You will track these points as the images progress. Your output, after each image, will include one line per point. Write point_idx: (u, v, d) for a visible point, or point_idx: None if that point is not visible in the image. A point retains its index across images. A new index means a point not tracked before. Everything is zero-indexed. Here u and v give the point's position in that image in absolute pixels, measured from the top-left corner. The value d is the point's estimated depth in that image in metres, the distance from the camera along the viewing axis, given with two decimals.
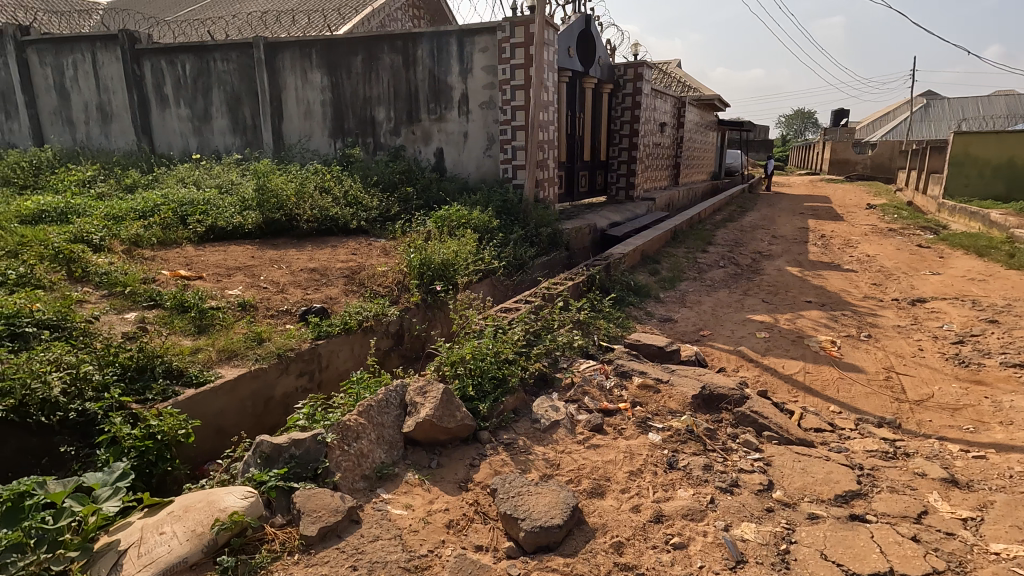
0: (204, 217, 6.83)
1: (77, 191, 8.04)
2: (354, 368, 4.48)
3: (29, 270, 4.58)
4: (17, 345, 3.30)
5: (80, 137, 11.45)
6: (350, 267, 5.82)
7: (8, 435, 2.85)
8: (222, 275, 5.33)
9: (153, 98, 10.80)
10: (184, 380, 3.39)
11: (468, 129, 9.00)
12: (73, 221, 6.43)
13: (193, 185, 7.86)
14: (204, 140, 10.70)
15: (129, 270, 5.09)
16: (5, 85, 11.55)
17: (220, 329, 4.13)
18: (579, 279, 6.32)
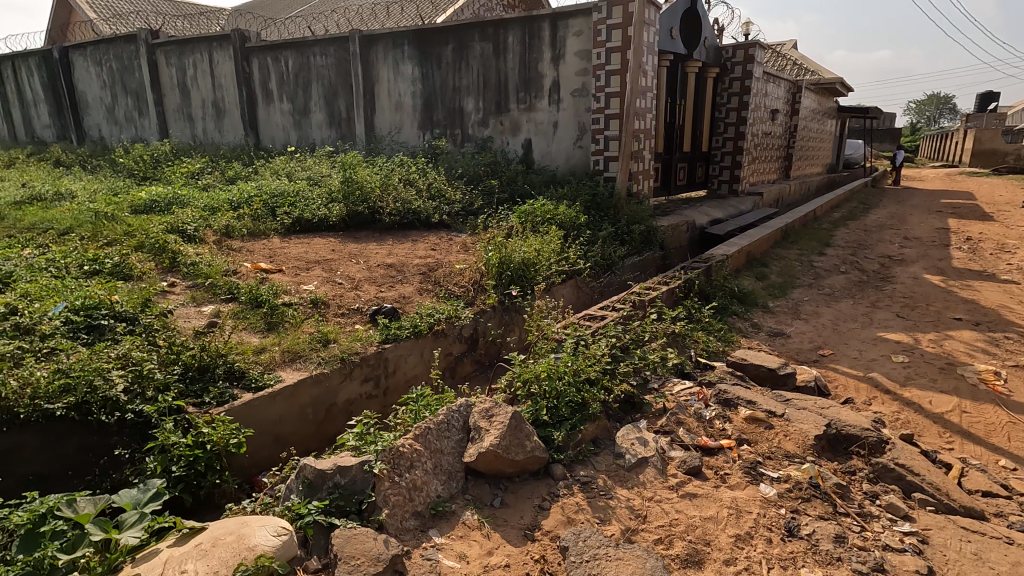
0: (292, 209, 6.90)
1: (186, 183, 8.52)
2: (424, 374, 4.18)
3: (124, 261, 4.74)
4: (92, 337, 3.29)
5: (198, 132, 12.27)
6: (427, 263, 5.56)
7: (69, 431, 2.79)
8: (300, 269, 5.26)
9: (260, 94, 11.30)
10: (244, 383, 3.22)
11: (558, 119, 8.49)
12: (176, 211, 6.74)
13: (287, 177, 8.04)
14: (303, 133, 11.02)
15: (215, 261, 5.15)
16: (138, 85, 12.64)
17: (289, 327, 3.97)
18: (675, 283, 5.65)
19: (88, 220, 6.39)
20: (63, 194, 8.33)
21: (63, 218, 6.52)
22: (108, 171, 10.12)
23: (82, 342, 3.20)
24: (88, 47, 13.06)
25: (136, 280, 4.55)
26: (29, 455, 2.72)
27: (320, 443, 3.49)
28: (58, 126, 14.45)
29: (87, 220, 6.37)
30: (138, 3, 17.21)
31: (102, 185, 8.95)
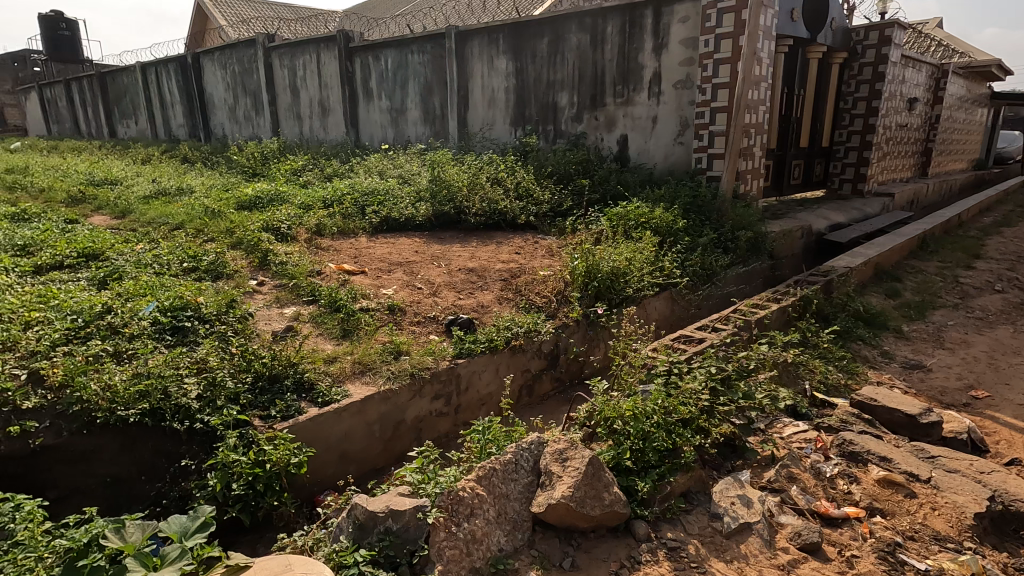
0: (380, 208, 6.92)
1: (288, 180, 8.91)
2: (498, 391, 3.91)
3: (219, 258, 4.91)
4: (176, 339, 3.34)
5: (305, 130, 12.90)
6: (510, 268, 5.28)
7: (143, 436, 2.79)
8: (382, 271, 5.18)
9: (361, 92, 11.63)
10: (311, 396, 3.11)
11: (657, 113, 7.87)
12: (275, 208, 7.01)
13: (379, 176, 8.13)
14: (399, 131, 11.19)
15: (302, 260, 5.21)
16: (256, 86, 13.52)
17: (363, 336, 3.85)
18: (788, 301, 4.95)
19: (198, 216, 6.81)
20: (184, 189, 9.04)
21: (177, 214, 7.00)
22: (225, 167, 10.89)
23: (166, 345, 3.26)
24: (215, 52, 14.17)
25: (224, 279, 4.66)
26: (108, 456, 2.75)
27: (386, 462, 3.33)
28: (189, 125, 15.88)
29: (197, 216, 6.78)
30: (260, 10, 18.49)
31: (217, 181, 9.61)
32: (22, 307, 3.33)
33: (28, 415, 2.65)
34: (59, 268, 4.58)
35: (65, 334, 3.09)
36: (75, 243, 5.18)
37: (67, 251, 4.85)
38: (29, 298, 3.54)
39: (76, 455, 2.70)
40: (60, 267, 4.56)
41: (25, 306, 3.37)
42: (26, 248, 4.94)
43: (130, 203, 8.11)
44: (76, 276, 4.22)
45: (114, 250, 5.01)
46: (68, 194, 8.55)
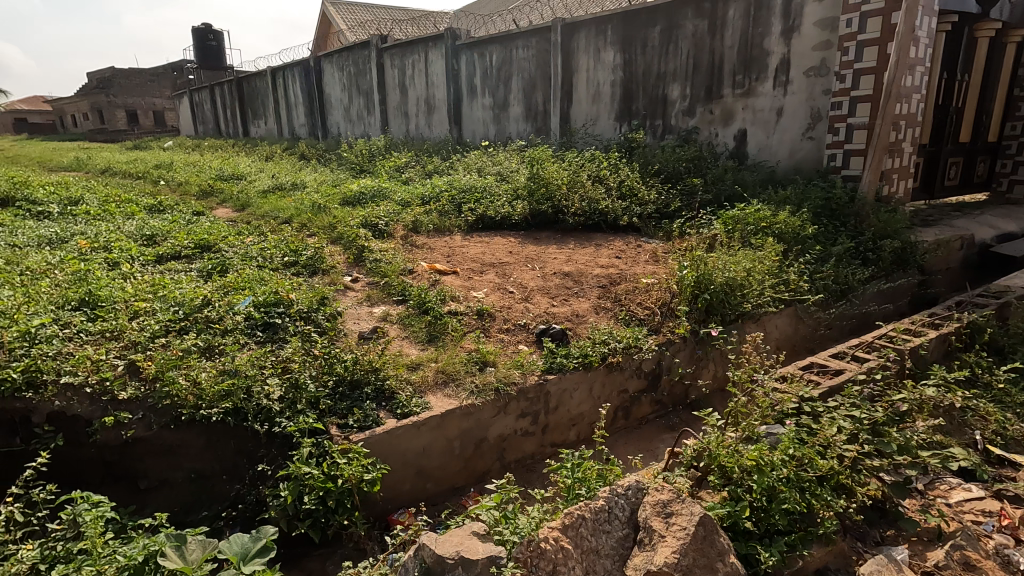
0: (477, 206, 6.77)
1: (391, 176, 9.09)
2: (591, 413, 3.53)
3: (317, 253, 4.97)
4: (266, 336, 3.31)
5: (411, 128, 13.20)
6: (609, 273, 4.86)
7: (226, 435, 2.75)
8: (474, 272, 4.98)
9: (465, 90, 11.64)
10: (390, 406, 2.93)
11: (783, 105, 7.01)
12: (375, 204, 7.11)
13: (477, 173, 8.01)
14: (501, 127, 11.05)
15: (395, 257, 5.15)
16: (369, 86, 14.07)
17: (449, 343, 3.63)
18: (949, 327, 4.08)
19: (306, 211, 7.08)
20: (298, 184, 9.53)
21: (288, 208, 7.33)
22: (336, 164, 11.40)
23: (255, 341, 3.24)
24: (334, 55, 14.95)
25: (315, 276, 4.65)
26: (194, 452, 2.75)
27: (466, 481, 3.08)
28: (309, 125, 16.94)
29: (304, 211, 7.04)
30: (376, 14, 19.33)
31: (327, 177, 10.05)
32: (134, 297, 3.48)
33: (123, 406, 2.68)
34: (177, 257, 4.86)
35: (165, 327, 3.15)
36: (195, 234, 5.52)
37: (185, 242, 5.15)
38: (142, 288, 3.71)
39: (164, 449, 2.72)
40: (177, 258, 4.84)
41: (136, 296, 3.52)
42: (152, 238, 5.32)
43: (251, 197, 8.67)
44: (188, 267, 4.43)
45: (226, 241, 5.25)
46: (200, 188, 9.34)
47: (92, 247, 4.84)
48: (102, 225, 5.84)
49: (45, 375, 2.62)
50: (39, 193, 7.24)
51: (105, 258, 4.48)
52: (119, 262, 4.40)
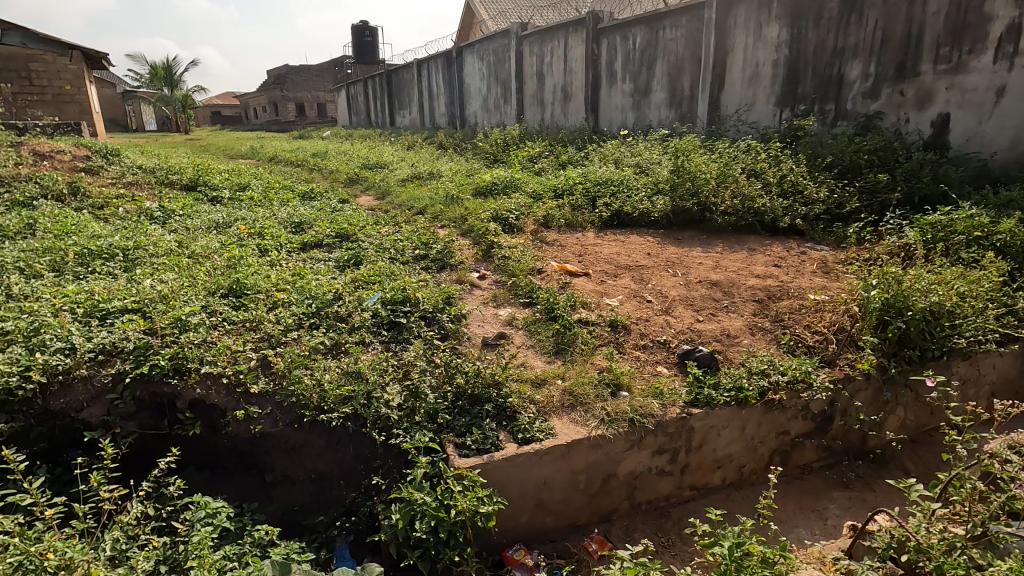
0: (612, 200, 6.30)
1: (525, 167, 8.90)
2: (740, 455, 2.98)
3: (447, 247, 4.88)
4: (391, 336, 3.22)
5: (546, 117, 12.92)
6: (767, 286, 4.17)
7: (346, 440, 2.67)
8: (607, 275, 4.57)
9: (605, 76, 11.06)
10: (511, 428, 2.66)
11: (1007, 82, 5.59)
12: (507, 197, 6.96)
13: (614, 164, 7.51)
14: (640, 115, 10.33)
15: (524, 254, 4.90)
16: (507, 74, 14.03)
17: (578, 358, 3.27)
18: None
19: (440, 201, 7.14)
20: (434, 173, 9.75)
21: (423, 198, 7.45)
22: (471, 153, 11.52)
23: (379, 343, 3.15)
24: (476, 45, 15.14)
25: (441, 271, 4.55)
26: (316, 453, 2.71)
27: (589, 519, 2.73)
28: (449, 114, 17.43)
29: (438, 201, 7.10)
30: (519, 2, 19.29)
31: (462, 166, 10.16)
32: (275, 287, 3.59)
33: (254, 399, 2.70)
34: (320, 246, 5.05)
35: (297, 321, 3.17)
36: (337, 222, 5.75)
37: (327, 230, 5.36)
38: (283, 277, 3.83)
39: (289, 446, 2.71)
40: (319, 246, 5.03)
41: (278, 286, 3.63)
42: (300, 225, 5.62)
43: (391, 185, 9.00)
44: (327, 256, 4.56)
45: (364, 231, 5.38)
46: (348, 176, 9.92)
47: (250, 233, 5.20)
48: (261, 211, 6.33)
49: (190, 361, 2.71)
50: (216, 178, 8.11)
51: (257, 245, 4.77)
52: (269, 249, 4.66)
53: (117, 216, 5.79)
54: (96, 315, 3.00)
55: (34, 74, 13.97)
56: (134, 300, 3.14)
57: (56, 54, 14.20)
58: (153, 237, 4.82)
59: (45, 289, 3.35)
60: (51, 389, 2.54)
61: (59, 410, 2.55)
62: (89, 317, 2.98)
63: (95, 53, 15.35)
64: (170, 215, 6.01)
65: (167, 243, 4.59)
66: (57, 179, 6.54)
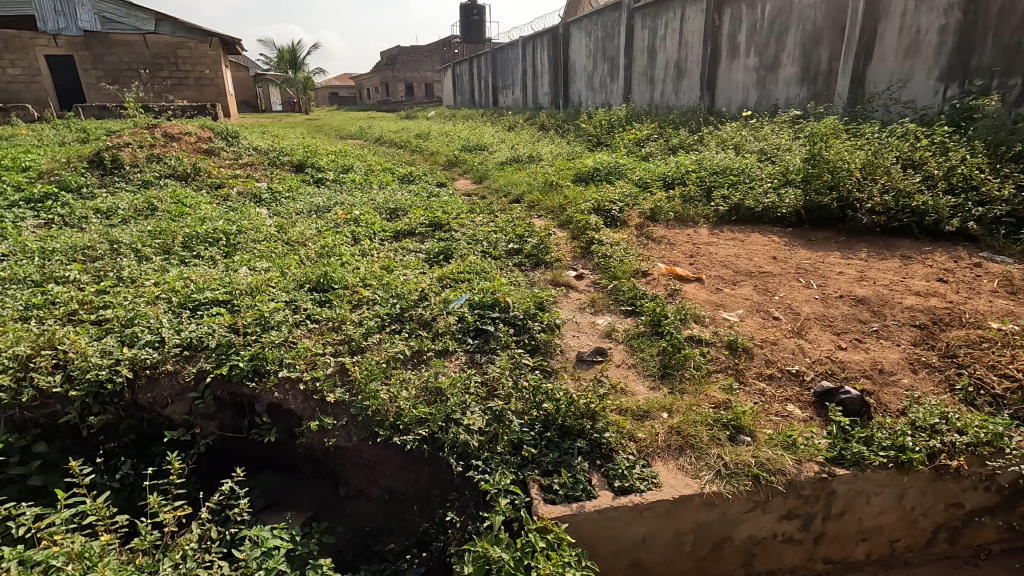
0: (731, 192, 5.59)
1: (630, 151, 8.29)
2: (893, 527, 2.40)
3: (543, 242, 4.52)
4: (477, 346, 2.93)
5: (656, 96, 12.02)
6: (932, 307, 3.38)
7: (421, 462, 2.43)
8: (724, 282, 3.97)
9: (725, 49, 9.98)
10: (605, 471, 2.27)
11: None
12: (610, 185, 6.44)
13: (733, 150, 6.71)
14: (765, 93, 9.22)
15: (628, 252, 4.42)
16: (616, 51, 13.23)
17: (688, 388, 2.79)
18: None
19: (538, 188, 6.78)
20: (534, 156, 9.40)
21: (520, 184, 7.14)
22: (573, 135, 11.01)
23: (463, 354, 2.87)
24: (585, 20, 14.43)
25: (535, 268, 4.20)
26: (390, 471, 2.50)
27: None
28: (552, 94, 16.90)
29: (536, 188, 6.75)
30: None
31: (563, 149, 9.71)
32: (362, 283, 3.44)
33: (330, 409, 2.53)
34: (412, 234, 4.91)
35: (379, 323, 2.97)
36: (432, 209, 5.59)
37: (421, 218, 5.20)
38: (371, 270, 3.67)
39: (363, 461, 2.52)
40: (412, 234, 4.87)
41: (364, 281, 3.48)
42: (395, 210, 5.53)
43: (490, 168, 8.78)
44: (418, 247, 4.37)
45: (457, 221, 5.16)
46: (448, 158, 9.85)
47: (346, 218, 5.17)
48: (361, 194, 6.33)
49: (270, 363, 2.59)
50: (324, 160, 8.33)
51: (351, 232, 4.70)
52: (363, 238, 4.58)
53: (230, 198, 6.04)
54: (188, 305, 2.98)
55: (179, 60, 15.34)
56: (225, 292, 3.10)
57: (198, 42, 15.47)
58: (257, 220, 4.92)
59: (151, 275, 3.43)
60: (138, 383, 2.52)
61: (146, 404, 2.52)
62: (181, 307, 2.96)
63: (230, 40, 16.58)
64: (277, 197, 6.19)
65: (268, 228, 4.64)
66: (184, 161, 6.98)
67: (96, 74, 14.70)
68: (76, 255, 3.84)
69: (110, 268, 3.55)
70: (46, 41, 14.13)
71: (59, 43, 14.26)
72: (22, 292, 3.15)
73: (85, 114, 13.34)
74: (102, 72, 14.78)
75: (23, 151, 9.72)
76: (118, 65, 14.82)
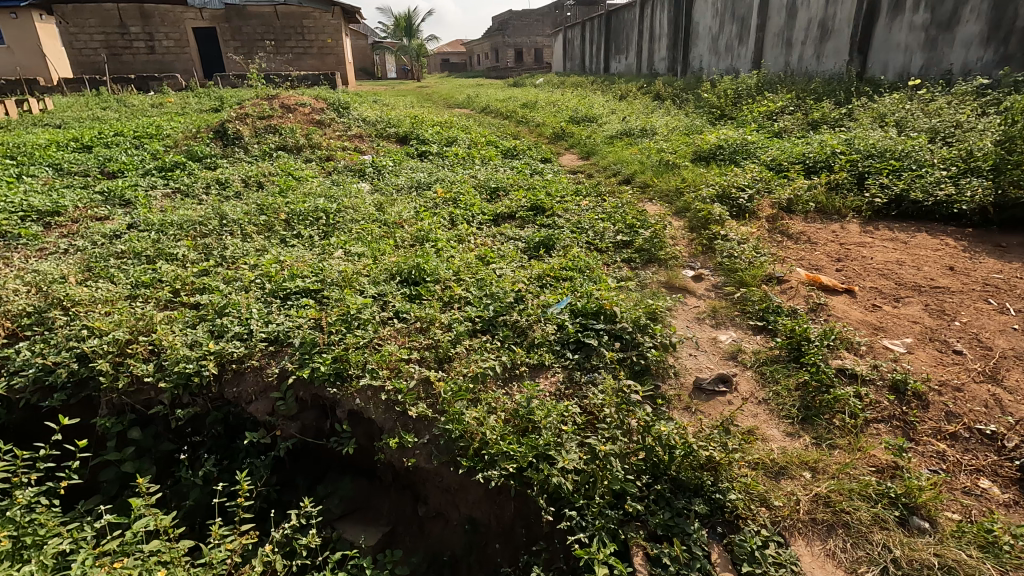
0: (890, 180, 4.67)
1: (760, 127, 7.34)
2: None
3: (657, 233, 4.01)
4: (576, 363, 2.57)
5: (792, 60, 10.60)
6: None
7: (506, 497, 2.14)
8: (882, 298, 3.26)
9: (887, 7, 8.39)
10: (730, 546, 1.84)
11: None
12: (737, 167, 5.69)
13: (894, 128, 5.63)
14: (935, 56, 7.71)
15: (758, 250, 3.79)
16: (748, 9, 11.82)
17: (837, 443, 2.24)
18: None
19: (652, 168, 6.18)
20: (647, 130, 8.67)
21: (632, 163, 6.56)
22: (693, 106, 10.04)
23: (560, 373, 2.52)
24: None
25: (646, 266, 3.72)
26: (471, 500, 2.22)
27: None
28: (669, 59, 15.64)
29: (649, 168, 6.15)
30: None
31: (680, 122, 8.87)
32: (455, 277, 3.18)
33: (411, 425, 2.30)
34: (513, 218, 4.60)
35: (470, 328, 2.69)
36: (535, 190, 5.22)
37: (524, 199, 4.86)
38: (466, 262, 3.41)
39: (442, 484, 2.27)
40: (512, 219, 4.56)
41: (458, 275, 3.21)
42: (496, 189, 5.23)
43: (599, 143, 8.21)
44: (517, 235, 4.06)
45: (562, 204, 4.77)
46: (554, 130, 9.38)
47: (446, 198, 4.96)
48: (462, 170, 6.12)
49: (352, 368, 2.40)
50: (429, 132, 8.23)
51: (449, 216, 4.48)
52: (462, 222, 4.35)
53: (337, 171, 6.08)
54: (279, 294, 2.89)
55: (305, 29, 15.99)
56: (316, 282, 2.98)
57: (321, 11, 15.98)
58: (359, 197, 4.85)
59: (250, 257, 3.41)
60: (224, 377, 2.45)
61: (230, 399, 2.44)
62: (273, 296, 2.88)
63: (350, 9, 17.03)
64: (380, 172, 6.14)
65: (367, 207, 4.55)
66: (297, 133, 7.16)
67: (234, 45, 15.75)
68: (188, 230, 3.95)
69: (216, 247, 3.59)
70: (194, 14, 15.29)
71: (205, 16, 15.35)
72: (136, 268, 3.25)
73: (222, 84, 14.38)
74: (239, 42, 15.79)
75: (169, 119, 10.61)
76: (253, 36, 15.75)
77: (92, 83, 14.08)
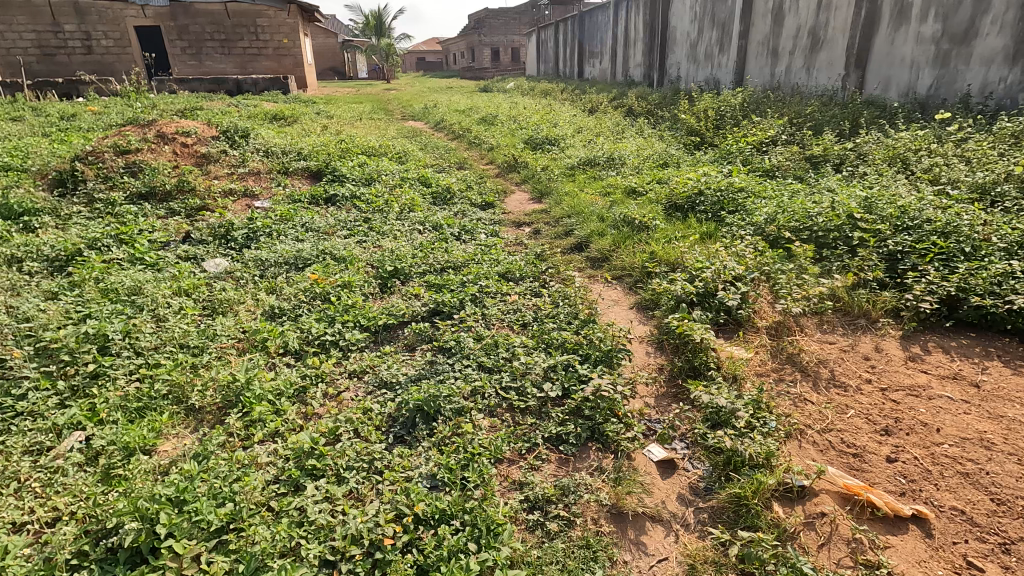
0: (938, 268, 3.33)
1: (747, 164, 6.01)
2: None
3: (604, 380, 2.60)
4: None
5: (778, 72, 9.31)
6: None
7: None
8: (978, 544, 1.89)
9: (889, 11, 7.12)
10: None
11: None
12: (721, 235, 4.34)
13: (925, 181, 4.33)
14: (947, 74, 6.43)
15: (762, 418, 2.39)
16: (730, 14, 10.50)
17: None
18: None
19: (613, 227, 4.80)
20: (615, 159, 7.28)
21: (589, 215, 5.17)
22: (668, 128, 8.71)
23: None
24: None
25: (582, 455, 2.29)
26: None
27: None
28: (645, 65, 14.33)
29: (610, 228, 4.77)
30: None
31: (654, 149, 7.51)
32: (216, 539, 1.72)
33: None
34: (400, 332, 3.17)
35: None
36: (447, 273, 3.80)
37: (424, 299, 3.43)
38: (260, 486, 1.96)
39: None
40: (398, 337, 3.12)
41: (226, 532, 1.77)
42: (393, 273, 3.79)
43: (556, 178, 6.81)
44: (392, 384, 2.64)
45: (477, 306, 3.36)
46: (507, 157, 7.96)
47: (315, 291, 3.50)
48: (366, 232, 4.68)
49: None
50: (349, 163, 6.74)
51: (302, 334, 3.02)
52: (317, 351, 2.91)
53: (198, 235, 4.56)
54: None
55: (259, 29, 14.35)
56: None
57: (276, 10, 14.35)
58: (186, 298, 3.36)
59: None
60: None
61: None
62: None
63: (310, 8, 15.38)
64: (258, 232, 4.65)
65: (183, 320, 3.07)
66: (168, 172, 5.59)
67: (181, 45, 13.92)
68: None
69: None
70: (136, 11, 13.36)
71: (148, 13, 13.45)
72: None
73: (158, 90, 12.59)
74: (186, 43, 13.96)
75: (55, 135, 8.84)
76: (201, 36, 13.98)
77: (5, 87, 12.05)
